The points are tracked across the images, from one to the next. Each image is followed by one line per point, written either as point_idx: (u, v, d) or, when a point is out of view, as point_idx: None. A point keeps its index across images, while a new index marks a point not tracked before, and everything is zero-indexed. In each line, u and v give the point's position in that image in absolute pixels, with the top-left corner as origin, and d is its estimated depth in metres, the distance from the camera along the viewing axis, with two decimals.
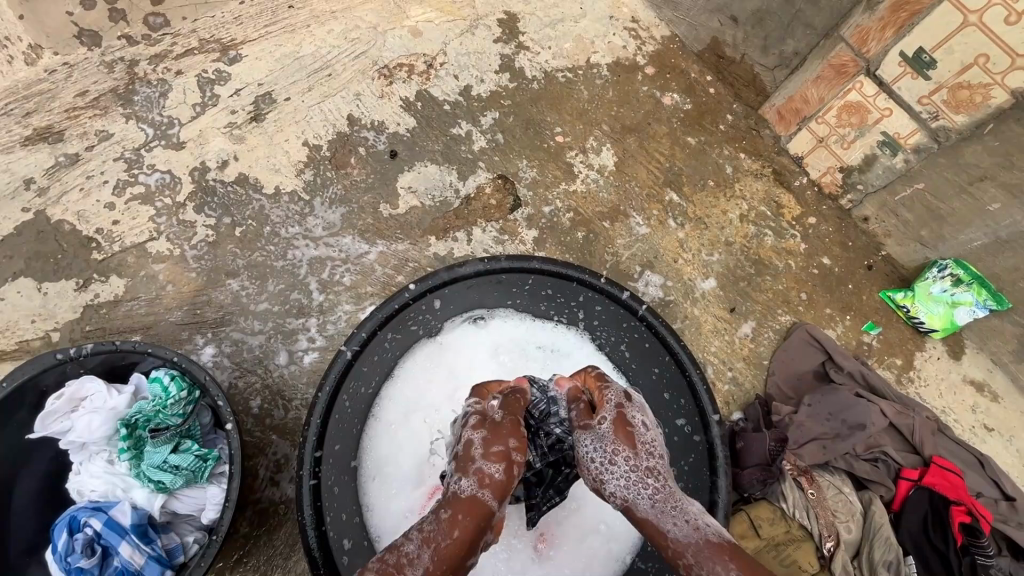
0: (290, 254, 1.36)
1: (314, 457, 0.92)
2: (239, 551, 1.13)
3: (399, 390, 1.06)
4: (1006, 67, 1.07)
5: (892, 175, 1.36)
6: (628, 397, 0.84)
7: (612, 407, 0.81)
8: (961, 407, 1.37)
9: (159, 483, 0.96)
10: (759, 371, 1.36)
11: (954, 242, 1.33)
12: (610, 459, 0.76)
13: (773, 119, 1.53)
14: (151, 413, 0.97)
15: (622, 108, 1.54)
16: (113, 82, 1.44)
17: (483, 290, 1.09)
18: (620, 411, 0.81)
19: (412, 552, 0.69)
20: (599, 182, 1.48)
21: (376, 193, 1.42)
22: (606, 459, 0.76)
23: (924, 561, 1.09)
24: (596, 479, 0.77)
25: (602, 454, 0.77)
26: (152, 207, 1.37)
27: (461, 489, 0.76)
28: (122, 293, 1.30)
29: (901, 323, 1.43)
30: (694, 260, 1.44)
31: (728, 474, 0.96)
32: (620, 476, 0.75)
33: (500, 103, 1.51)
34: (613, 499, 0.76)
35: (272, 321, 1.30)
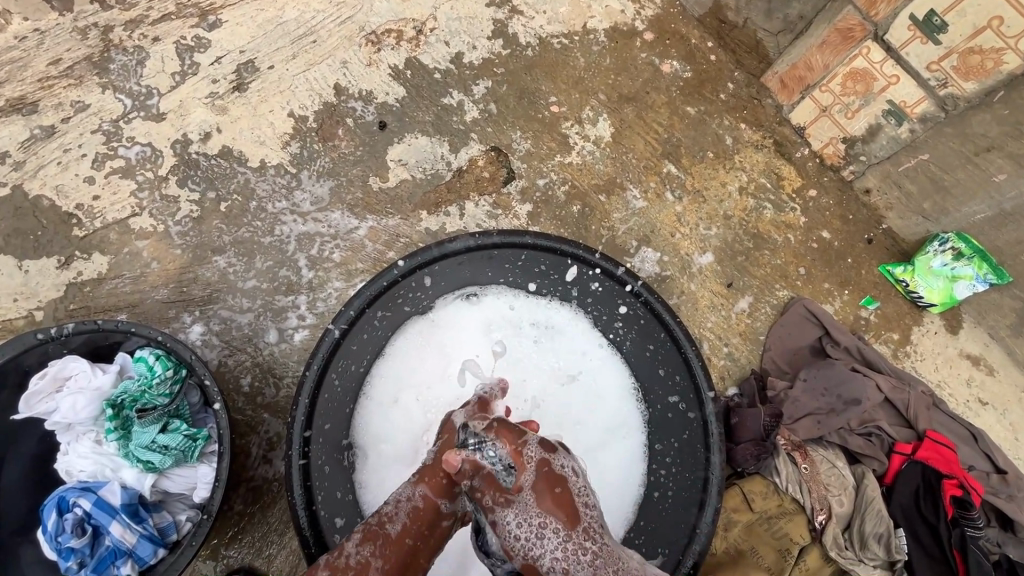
0: (278, 230, 1.32)
1: (303, 436, 0.92)
2: (233, 529, 1.13)
3: (391, 367, 1.04)
4: (1020, 31, 1.03)
5: (897, 145, 1.32)
6: (551, 449, 0.81)
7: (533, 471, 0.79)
8: (955, 381, 1.37)
9: (148, 463, 0.95)
10: (755, 346, 1.35)
11: (956, 215, 1.30)
12: (539, 533, 0.75)
13: (776, 88, 1.47)
14: (138, 393, 0.96)
15: (620, 76, 1.48)
16: (87, 49, 1.38)
17: (475, 266, 1.06)
18: (541, 471, 0.79)
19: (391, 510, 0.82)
20: (595, 154, 1.44)
21: (365, 165, 1.38)
22: (534, 536, 0.75)
23: (914, 532, 1.10)
24: (526, 559, 0.75)
25: (529, 530, 0.75)
26: (133, 181, 1.33)
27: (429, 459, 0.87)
28: (106, 270, 1.27)
29: (899, 297, 1.41)
30: (692, 234, 1.41)
31: (722, 450, 0.95)
32: (552, 551, 0.74)
33: (492, 71, 1.45)
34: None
35: (261, 298, 1.27)
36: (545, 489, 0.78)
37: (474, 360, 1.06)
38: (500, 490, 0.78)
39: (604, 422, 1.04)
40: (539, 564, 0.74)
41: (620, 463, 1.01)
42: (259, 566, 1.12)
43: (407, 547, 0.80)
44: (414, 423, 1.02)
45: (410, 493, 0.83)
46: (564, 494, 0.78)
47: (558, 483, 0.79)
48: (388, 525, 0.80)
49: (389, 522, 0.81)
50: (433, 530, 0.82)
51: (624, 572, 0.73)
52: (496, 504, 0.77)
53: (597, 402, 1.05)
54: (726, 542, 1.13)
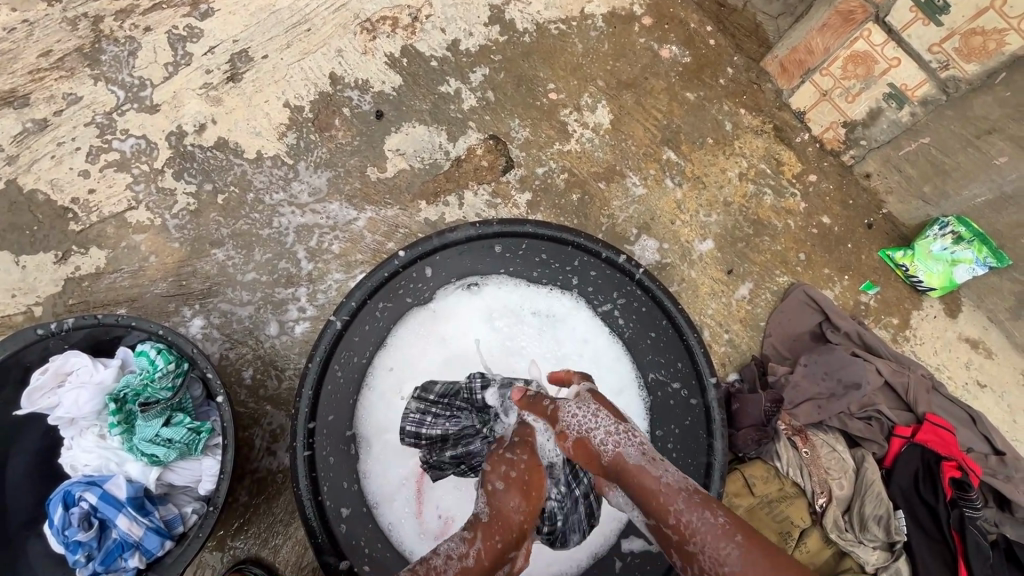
0: (276, 222, 1.31)
1: (308, 429, 0.90)
2: (238, 520, 1.13)
3: (394, 357, 1.05)
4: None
5: (897, 129, 1.31)
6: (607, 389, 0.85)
7: (590, 384, 0.82)
8: (954, 364, 1.38)
9: (152, 457, 0.95)
10: (755, 333, 1.35)
11: (957, 198, 1.30)
12: (595, 415, 0.74)
13: (776, 72, 1.46)
14: (140, 387, 0.95)
15: (618, 62, 1.47)
16: (78, 40, 1.36)
17: (475, 256, 1.05)
18: (599, 389, 0.81)
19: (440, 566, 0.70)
20: (594, 142, 1.43)
21: (362, 156, 1.37)
22: (590, 416, 0.73)
23: (912, 513, 1.11)
24: (579, 438, 0.72)
25: (588, 412, 0.74)
26: (129, 174, 1.32)
27: (479, 513, 0.75)
28: (103, 265, 1.26)
29: (899, 282, 1.42)
30: (692, 221, 1.41)
31: (725, 436, 0.92)
32: (607, 428, 0.71)
33: (490, 58, 1.43)
34: (602, 453, 0.70)
35: (261, 291, 1.27)
36: (597, 401, 0.77)
37: (475, 350, 1.08)
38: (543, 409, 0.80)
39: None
40: (591, 438, 0.71)
41: None
42: (266, 557, 1.13)
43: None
44: None
45: (459, 551, 0.70)
46: (615, 402, 0.77)
47: (615, 397, 0.80)
48: None
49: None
50: None
51: (669, 460, 0.68)
52: (557, 398, 0.78)
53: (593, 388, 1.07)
54: None
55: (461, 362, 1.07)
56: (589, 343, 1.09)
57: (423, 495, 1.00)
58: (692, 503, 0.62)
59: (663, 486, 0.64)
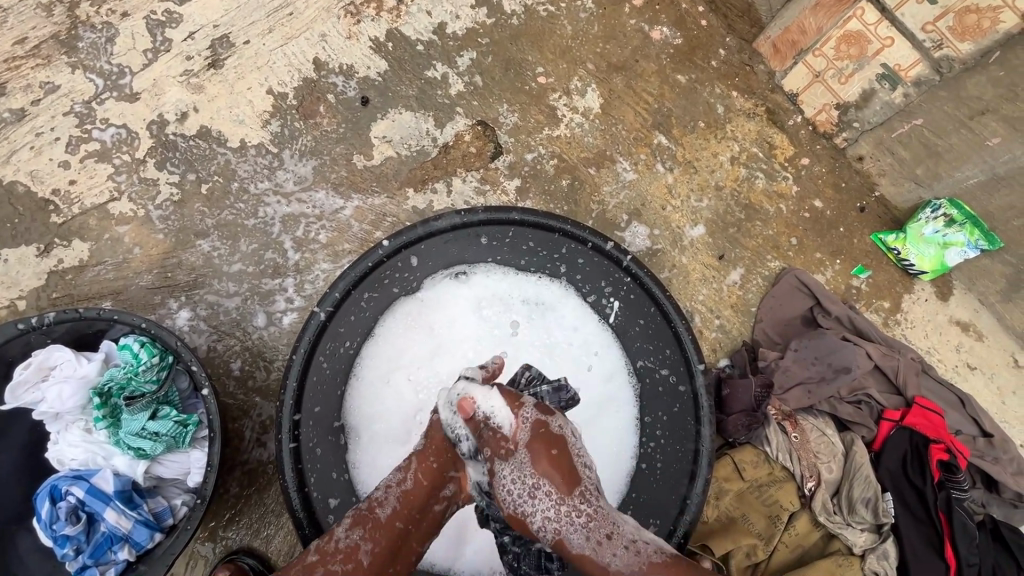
0: (262, 211, 1.30)
1: (292, 420, 0.90)
2: (230, 511, 1.13)
3: (382, 347, 1.03)
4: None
5: (890, 111, 1.30)
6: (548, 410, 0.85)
7: (526, 431, 0.81)
8: (945, 347, 1.38)
9: (139, 450, 0.94)
10: (746, 318, 1.34)
11: (949, 180, 1.29)
12: (530, 492, 0.79)
13: (768, 53, 1.44)
14: (124, 380, 0.94)
15: (608, 45, 1.44)
16: (53, 27, 1.32)
17: (462, 244, 1.04)
18: (536, 431, 0.82)
19: (381, 496, 0.84)
20: (584, 127, 1.40)
21: (348, 143, 1.34)
22: (527, 495, 0.79)
23: (900, 495, 1.11)
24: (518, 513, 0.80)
25: (523, 488, 0.79)
26: (110, 164, 1.29)
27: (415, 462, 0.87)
28: (87, 257, 1.25)
29: (891, 265, 1.41)
30: (684, 206, 1.39)
31: (712, 423, 0.95)
32: (544, 510, 0.78)
33: (477, 41, 1.40)
34: (543, 534, 0.79)
35: (248, 282, 1.25)
36: (543, 451, 0.80)
37: (464, 339, 1.06)
38: (496, 454, 0.81)
39: (593, 398, 1.05)
40: (530, 521, 0.79)
41: (608, 442, 1.03)
42: (258, 547, 1.13)
43: (397, 531, 0.82)
44: (405, 403, 1.03)
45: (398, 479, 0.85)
46: (558, 456, 0.80)
47: (556, 443, 0.81)
48: (378, 510, 0.82)
49: (379, 506, 0.83)
50: (423, 514, 0.84)
51: (618, 539, 0.78)
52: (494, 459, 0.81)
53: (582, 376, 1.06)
54: (718, 510, 1.15)
55: (449, 351, 1.05)
56: (580, 330, 1.07)
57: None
58: (640, 574, 0.75)
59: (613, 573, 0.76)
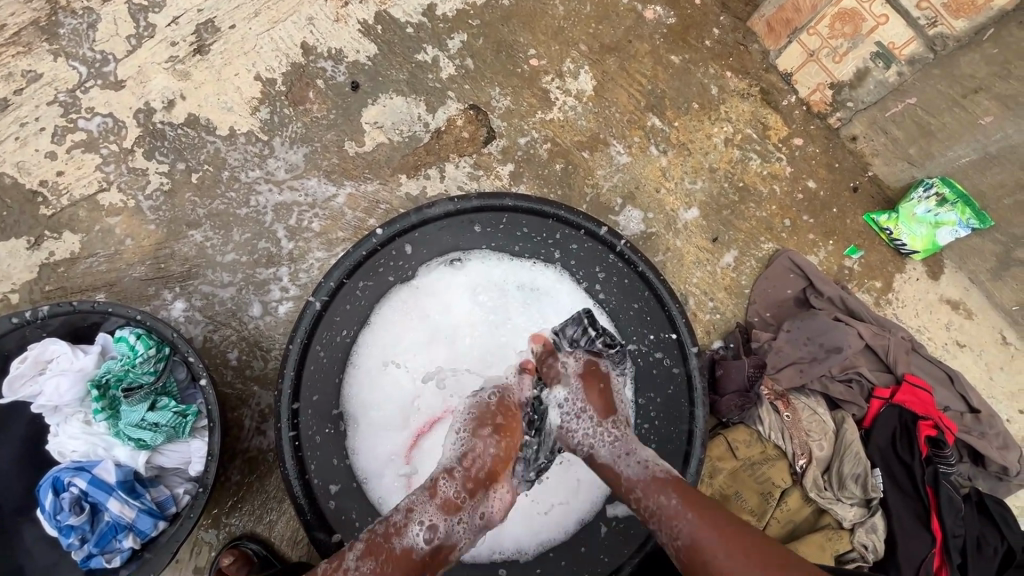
0: (254, 200, 1.29)
1: (291, 410, 0.88)
2: (233, 498, 1.15)
3: (380, 333, 1.05)
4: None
5: (884, 90, 1.29)
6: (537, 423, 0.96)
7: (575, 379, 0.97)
8: (935, 325, 1.40)
9: (139, 441, 0.95)
10: (740, 300, 1.35)
11: (942, 159, 1.29)
12: (578, 414, 0.94)
13: (762, 32, 1.42)
14: (122, 372, 0.94)
15: (601, 25, 1.42)
16: (32, 13, 1.29)
17: (455, 230, 1.03)
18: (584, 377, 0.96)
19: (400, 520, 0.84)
20: (577, 110, 1.39)
21: (339, 130, 1.33)
22: (575, 415, 0.94)
23: (889, 471, 1.14)
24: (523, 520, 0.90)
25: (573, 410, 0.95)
26: (98, 154, 1.28)
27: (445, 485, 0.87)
28: (78, 250, 1.24)
29: (883, 245, 1.42)
30: (677, 189, 1.39)
31: (705, 403, 0.94)
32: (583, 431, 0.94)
33: (468, 23, 1.38)
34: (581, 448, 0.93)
35: (242, 272, 1.25)
36: (590, 382, 0.95)
37: (460, 325, 1.08)
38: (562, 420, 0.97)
39: None
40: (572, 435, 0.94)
41: None
42: (261, 533, 1.15)
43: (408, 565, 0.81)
44: (403, 389, 1.04)
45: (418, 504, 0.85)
46: (605, 389, 0.95)
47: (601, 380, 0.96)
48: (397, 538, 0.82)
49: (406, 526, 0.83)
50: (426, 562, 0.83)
51: (635, 455, 0.89)
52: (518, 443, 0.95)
53: None
54: (713, 488, 1.17)
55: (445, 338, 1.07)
56: (574, 313, 1.08)
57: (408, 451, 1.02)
58: (653, 489, 0.83)
59: (624, 479, 0.87)
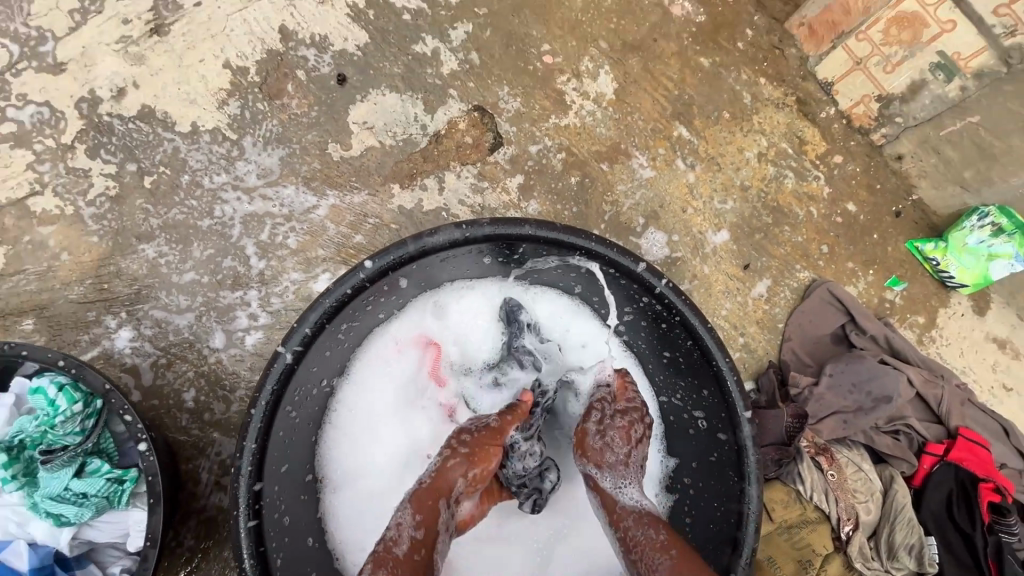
0: (219, 210, 1.09)
1: (254, 491, 0.67)
2: (184, 569, 0.96)
3: (371, 381, 0.90)
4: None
5: (942, 105, 1.15)
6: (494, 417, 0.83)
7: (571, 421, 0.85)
8: (982, 367, 1.27)
9: (60, 517, 0.76)
10: (773, 336, 1.21)
11: (1002, 186, 1.15)
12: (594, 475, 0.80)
13: (802, 36, 1.28)
14: (37, 433, 0.75)
15: (623, 20, 1.26)
16: None
17: (459, 261, 0.85)
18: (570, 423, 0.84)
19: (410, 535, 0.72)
20: (596, 115, 1.23)
21: (322, 130, 1.14)
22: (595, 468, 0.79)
23: (946, 540, 1.00)
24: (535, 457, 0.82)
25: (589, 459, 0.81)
26: (29, 150, 1.07)
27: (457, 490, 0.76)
28: (2, 265, 1.03)
29: (927, 277, 1.29)
30: (706, 208, 1.24)
31: (761, 481, 0.76)
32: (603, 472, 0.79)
33: (473, 11, 1.20)
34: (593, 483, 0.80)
35: (202, 295, 1.06)
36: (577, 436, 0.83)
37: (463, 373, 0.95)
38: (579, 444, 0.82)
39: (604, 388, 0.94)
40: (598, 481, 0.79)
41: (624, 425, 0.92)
42: None
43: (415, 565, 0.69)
44: (395, 439, 0.90)
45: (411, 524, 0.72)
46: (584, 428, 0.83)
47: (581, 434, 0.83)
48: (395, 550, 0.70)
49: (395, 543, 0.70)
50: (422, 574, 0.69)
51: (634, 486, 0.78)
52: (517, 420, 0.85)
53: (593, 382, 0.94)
54: None
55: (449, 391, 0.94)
56: (586, 340, 0.95)
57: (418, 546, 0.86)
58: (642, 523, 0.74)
59: (619, 509, 0.76)
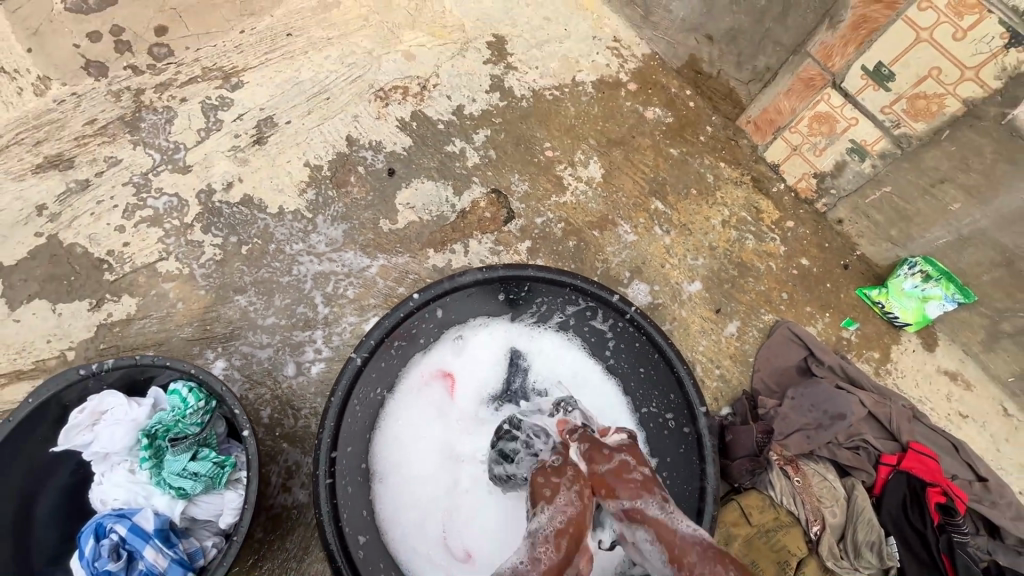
0: (296, 269, 1.42)
1: (330, 457, 0.94)
2: (253, 556, 1.17)
3: (408, 398, 1.11)
4: (975, 21, 1.07)
5: (862, 179, 1.44)
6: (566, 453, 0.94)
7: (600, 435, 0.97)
8: (937, 396, 1.45)
9: (179, 489, 1.00)
10: (745, 368, 1.43)
11: (922, 241, 1.41)
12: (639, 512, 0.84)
13: (750, 130, 1.62)
14: (171, 423, 1.02)
15: (607, 123, 1.63)
16: (120, 110, 1.52)
17: (481, 298, 1.14)
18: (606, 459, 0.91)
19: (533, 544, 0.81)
20: (588, 194, 1.56)
21: (376, 209, 1.49)
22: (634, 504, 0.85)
23: (904, 539, 1.16)
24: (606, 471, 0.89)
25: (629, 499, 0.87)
26: (160, 228, 1.43)
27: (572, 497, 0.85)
28: (133, 311, 1.36)
29: (877, 318, 1.51)
30: (681, 264, 1.52)
31: (716, 462, 1.00)
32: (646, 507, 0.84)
33: (491, 121, 1.59)
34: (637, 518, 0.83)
35: (280, 334, 1.35)
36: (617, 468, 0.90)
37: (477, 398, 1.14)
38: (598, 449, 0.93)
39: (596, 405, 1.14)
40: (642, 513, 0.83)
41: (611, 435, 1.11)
42: None
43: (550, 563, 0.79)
44: (428, 447, 1.09)
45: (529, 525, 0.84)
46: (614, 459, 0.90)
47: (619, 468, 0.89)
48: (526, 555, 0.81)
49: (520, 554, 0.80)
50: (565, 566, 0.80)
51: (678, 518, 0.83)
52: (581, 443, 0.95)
53: (586, 399, 1.14)
54: None
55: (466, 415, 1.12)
56: (579, 366, 1.17)
57: (449, 538, 1.04)
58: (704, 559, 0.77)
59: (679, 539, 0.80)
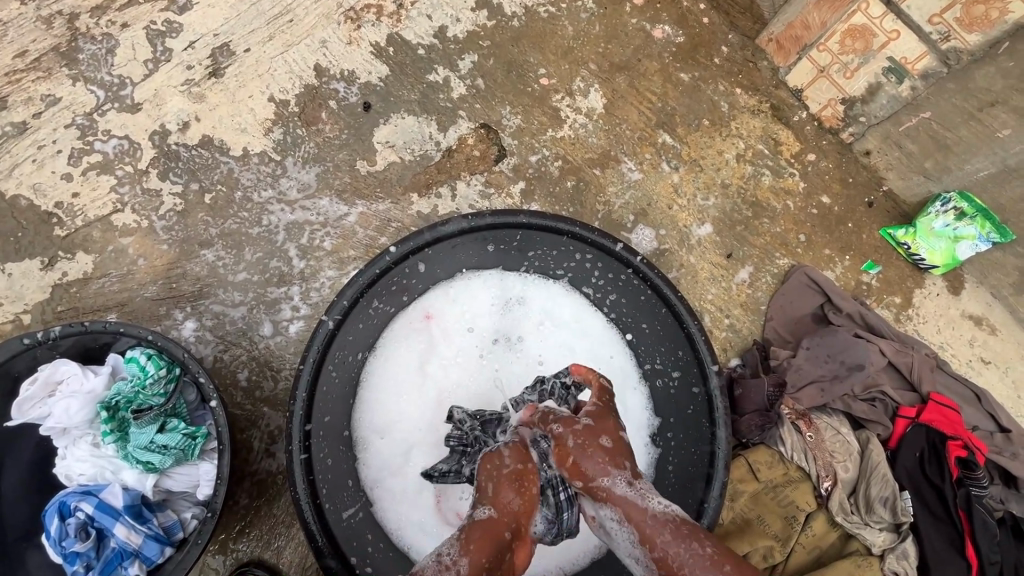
0: (266, 219, 1.29)
1: (303, 431, 0.88)
2: (240, 523, 1.13)
3: (393, 358, 1.01)
4: None
5: (897, 105, 1.28)
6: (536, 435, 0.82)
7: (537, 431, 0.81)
8: (958, 342, 1.36)
9: (148, 464, 0.94)
10: (756, 317, 1.34)
11: (959, 173, 1.27)
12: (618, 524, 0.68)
13: (771, 49, 1.43)
14: (132, 394, 0.94)
15: (610, 44, 1.43)
16: (53, 39, 1.32)
17: (468, 249, 1.02)
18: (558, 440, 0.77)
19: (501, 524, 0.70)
20: (588, 127, 1.40)
21: (351, 149, 1.33)
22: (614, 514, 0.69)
23: (919, 493, 1.11)
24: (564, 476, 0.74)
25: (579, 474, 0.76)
26: (112, 176, 1.29)
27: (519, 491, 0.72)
28: (91, 270, 1.24)
29: (900, 260, 1.39)
30: (690, 205, 1.38)
31: (728, 425, 0.93)
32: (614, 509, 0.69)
33: (478, 44, 1.40)
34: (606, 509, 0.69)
35: (253, 291, 1.25)
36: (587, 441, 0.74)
37: (468, 355, 1.03)
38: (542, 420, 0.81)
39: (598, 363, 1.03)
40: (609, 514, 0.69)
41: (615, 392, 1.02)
42: (269, 558, 1.13)
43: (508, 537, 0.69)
44: (416, 407, 1.00)
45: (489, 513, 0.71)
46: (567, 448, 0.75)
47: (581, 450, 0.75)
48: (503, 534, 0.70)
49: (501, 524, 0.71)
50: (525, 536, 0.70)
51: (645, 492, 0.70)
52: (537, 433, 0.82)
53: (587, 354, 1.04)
54: (733, 512, 1.13)
55: (454, 374, 1.02)
56: (580, 319, 1.05)
57: (443, 498, 0.97)
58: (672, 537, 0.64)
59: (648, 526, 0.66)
